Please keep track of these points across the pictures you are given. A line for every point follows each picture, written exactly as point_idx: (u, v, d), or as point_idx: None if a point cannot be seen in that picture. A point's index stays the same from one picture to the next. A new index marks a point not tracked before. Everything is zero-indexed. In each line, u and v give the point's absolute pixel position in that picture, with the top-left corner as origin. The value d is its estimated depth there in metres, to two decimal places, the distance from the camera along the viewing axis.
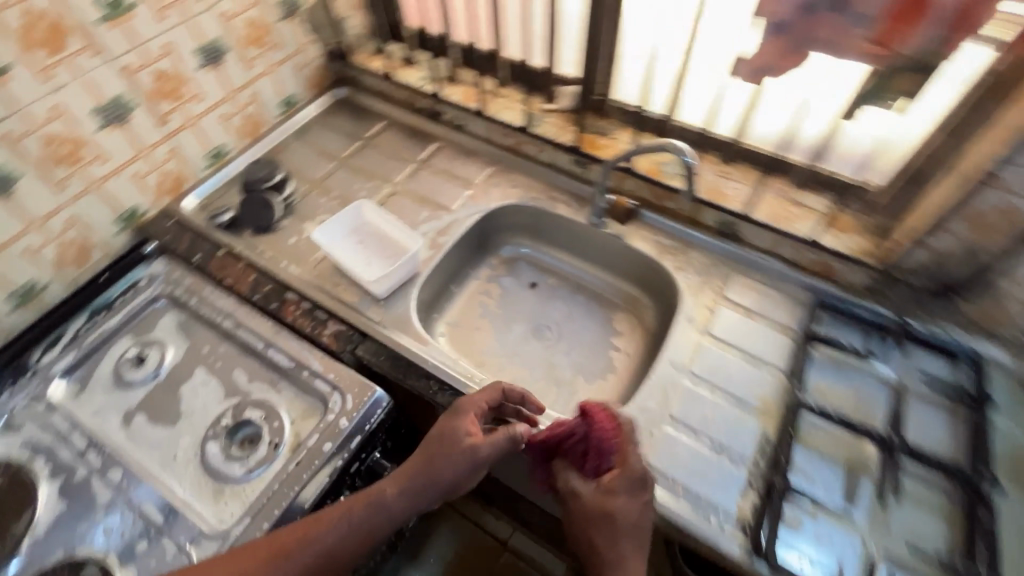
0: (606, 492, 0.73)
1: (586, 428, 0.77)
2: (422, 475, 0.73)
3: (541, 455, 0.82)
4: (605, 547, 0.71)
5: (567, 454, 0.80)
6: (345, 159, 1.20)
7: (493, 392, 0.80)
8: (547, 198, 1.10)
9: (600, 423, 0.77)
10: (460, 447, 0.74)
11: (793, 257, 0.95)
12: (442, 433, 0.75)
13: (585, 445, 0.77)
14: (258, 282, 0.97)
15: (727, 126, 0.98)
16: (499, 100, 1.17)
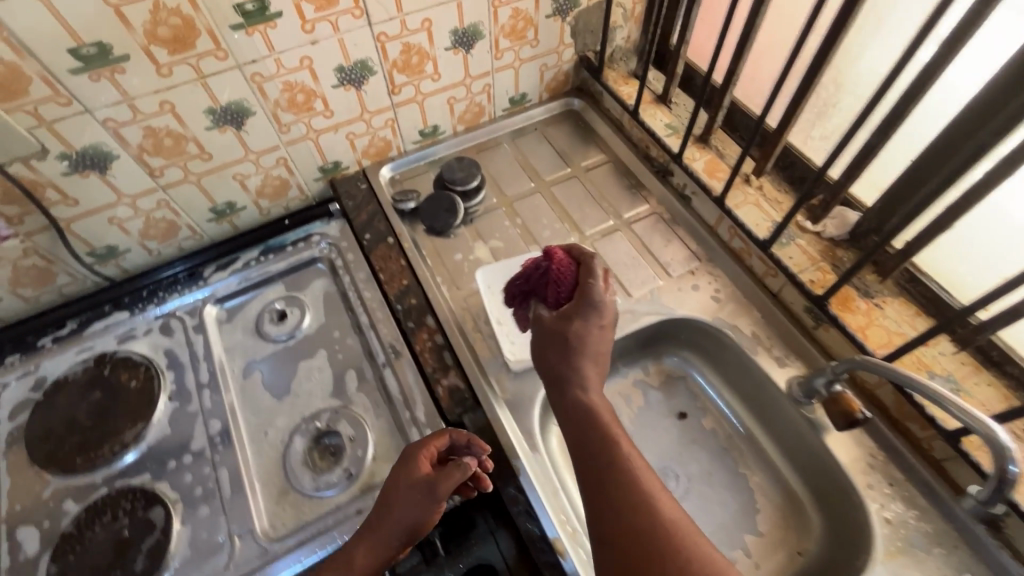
0: (565, 320, 0.68)
1: (546, 264, 0.73)
2: (387, 518, 0.65)
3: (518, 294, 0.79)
4: (574, 391, 0.65)
5: (539, 291, 0.75)
6: (547, 184, 1.07)
7: (437, 436, 0.71)
8: (750, 334, 0.88)
9: (560, 257, 0.73)
10: (416, 487, 0.66)
11: None
12: (393, 485, 0.67)
13: (546, 281, 0.73)
14: (408, 290, 0.92)
15: None
16: (748, 190, 0.94)
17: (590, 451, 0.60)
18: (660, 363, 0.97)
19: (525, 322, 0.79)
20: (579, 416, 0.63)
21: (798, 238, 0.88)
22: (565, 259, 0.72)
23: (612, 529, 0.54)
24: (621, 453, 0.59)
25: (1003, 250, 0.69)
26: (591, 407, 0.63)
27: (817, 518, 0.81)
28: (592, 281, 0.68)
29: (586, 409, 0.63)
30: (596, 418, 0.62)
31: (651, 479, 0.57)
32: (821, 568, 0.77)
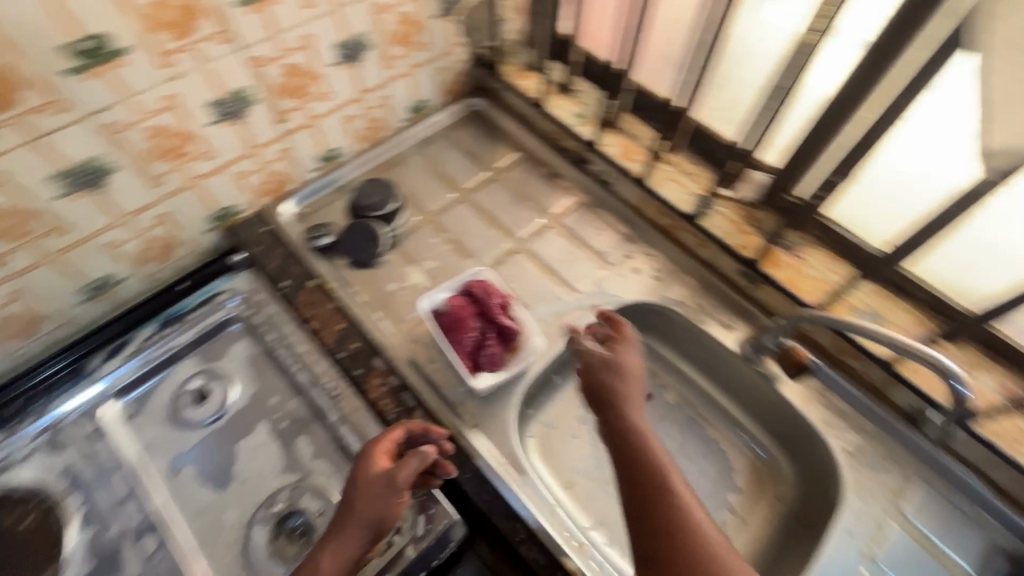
0: (608, 382, 0.70)
1: (478, 295, 0.81)
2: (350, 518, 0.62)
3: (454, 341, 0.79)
4: (611, 416, 0.68)
5: (477, 326, 0.80)
6: (468, 191, 1.03)
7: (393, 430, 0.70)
8: (695, 306, 0.90)
9: (481, 287, 0.82)
10: (375, 481, 0.64)
11: (1004, 484, 0.74)
12: (351, 487, 0.64)
13: (486, 310, 0.80)
14: (346, 334, 0.84)
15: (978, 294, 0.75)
16: (665, 167, 0.97)
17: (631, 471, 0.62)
18: None
19: (468, 362, 0.79)
20: (613, 434, 0.66)
21: (720, 207, 0.92)
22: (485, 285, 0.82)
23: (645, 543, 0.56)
24: (652, 472, 0.61)
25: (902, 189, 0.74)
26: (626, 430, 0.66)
27: (785, 463, 0.87)
28: (620, 354, 0.73)
29: (627, 435, 0.65)
30: (627, 442, 0.64)
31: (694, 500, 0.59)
32: (801, 509, 0.83)
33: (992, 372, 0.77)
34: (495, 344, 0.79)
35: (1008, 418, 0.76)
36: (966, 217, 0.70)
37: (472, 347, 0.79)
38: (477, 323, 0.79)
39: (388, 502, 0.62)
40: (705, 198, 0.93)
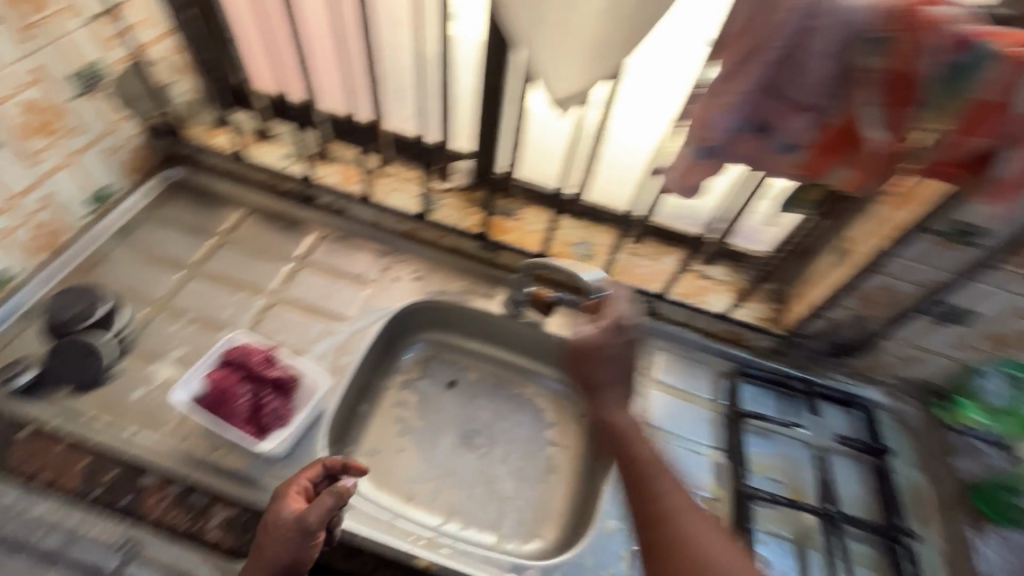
0: (595, 374, 0.79)
1: (240, 358, 0.77)
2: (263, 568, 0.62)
3: (228, 416, 0.74)
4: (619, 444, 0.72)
5: (249, 389, 0.76)
6: (197, 264, 0.95)
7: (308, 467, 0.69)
8: (457, 289, 1.00)
9: (243, 348, 0.79)
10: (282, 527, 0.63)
11: (707, 328, 0.97)
12: (263, 530, 0.64)
13: (251, 369, 0.76)
14: (94, 468, 0.72)
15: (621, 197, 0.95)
16: (387, 179, 1.04)
17: (629, 467, 0.69)
18: (409, 356, 1.02)
19: (249, 427, 0.75)
20: (617, 449, 0.72)
21: (445, 199, 1.03)
22: (246, 345, 0.79)
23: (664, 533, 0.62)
24: (639, 464, 0.69)
25: (549, 137, 0.90)
26: (620, 430, 0.73)
27: (572, 387, 1.02)
28: (580, 340, 0.80)
29: (622, 432, 0.73)
30: (637, 438, 0.72)
31: (653, 465, 0.69)
32: (596, 415, 0.98)
33: (670, 254, 1.00)
34: (274, 398, 0.76)
35: (690, 281, 0.99)
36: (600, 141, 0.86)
37: (249, 413, 0.75)
38: (244, 387, 0.75)
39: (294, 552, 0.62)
40: (430, 195, 1.03)
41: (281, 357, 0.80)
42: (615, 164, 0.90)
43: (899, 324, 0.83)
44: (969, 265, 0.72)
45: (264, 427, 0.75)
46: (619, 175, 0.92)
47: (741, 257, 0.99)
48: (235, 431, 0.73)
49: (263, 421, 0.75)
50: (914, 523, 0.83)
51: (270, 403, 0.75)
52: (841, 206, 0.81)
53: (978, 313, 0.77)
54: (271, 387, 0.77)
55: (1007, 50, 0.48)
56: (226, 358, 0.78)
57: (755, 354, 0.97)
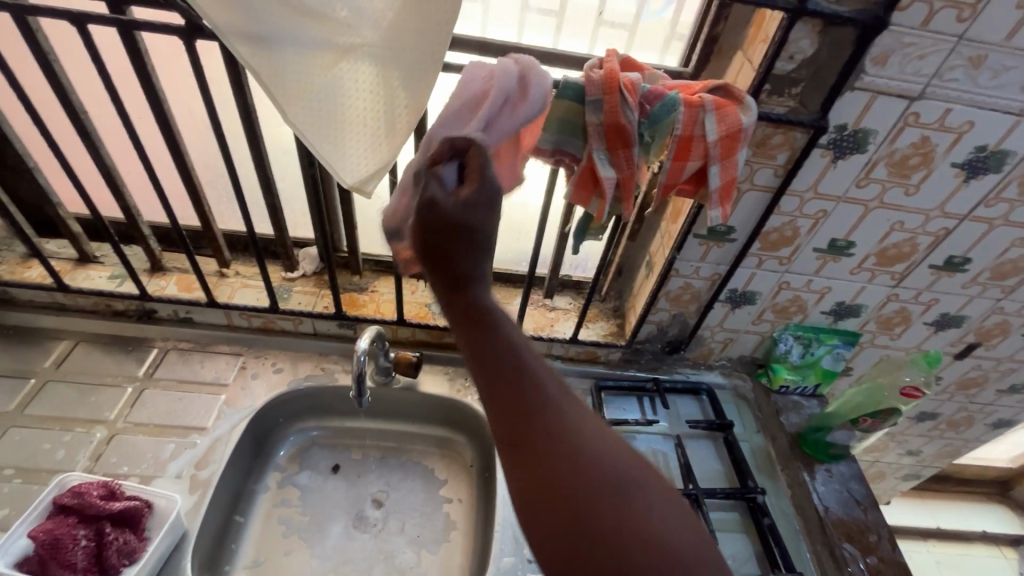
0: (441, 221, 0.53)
1: (72, 499, 0.70)
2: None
3: (62, 567, 0.66)
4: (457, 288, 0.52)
5: (86, 531, 0.69)
6: (15, 412, 0.86)
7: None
8: (322, 371, 1.00)
9: (77, 486, 0.72)
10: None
11: (564, 353, 1.07)
12: None
13: (87, 508, 0.70)
14: None
15: None
16: (230, 280, 1.03)
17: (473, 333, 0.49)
18: (284, 451, 0.99)
19: (90, 575, 0.67)
20: (495, 367, 0.47)
21: (295, 287, 1.04)
22: (81, 483, 0.73)
23: (515, 400, 0.45)
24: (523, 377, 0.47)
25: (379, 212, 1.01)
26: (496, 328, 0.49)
27: (459, 436, 1.04)
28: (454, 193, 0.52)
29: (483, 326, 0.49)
30: (521, 347, 0.49)
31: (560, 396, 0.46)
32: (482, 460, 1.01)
33: (517, 295, 1.10)
34: (119, 534, 0.70)
35: (540, 314, 1.08)
36: None
37: (89, 559, 0.68)
38: (81, 530, 0.68)
39: None
40: (279, 286, 1.04)
41: (125, 487, 0.74)
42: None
43: (706, 314, 0.98)
44: (733, 257, 0.89)
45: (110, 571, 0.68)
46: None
47: (578, 286, 1.11)
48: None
49: (108, 563, 0.68)
50: (763, 479, 0.96)
51: (115, 540, 0.69)
52: (636, 228, 0.96)
53: (756, 292, 0.94)
54: (116, 523, 0.71)
55: (685, 97, 0.65)
56: (58, 503, 0.71)
57: (609, 367, 1.08)
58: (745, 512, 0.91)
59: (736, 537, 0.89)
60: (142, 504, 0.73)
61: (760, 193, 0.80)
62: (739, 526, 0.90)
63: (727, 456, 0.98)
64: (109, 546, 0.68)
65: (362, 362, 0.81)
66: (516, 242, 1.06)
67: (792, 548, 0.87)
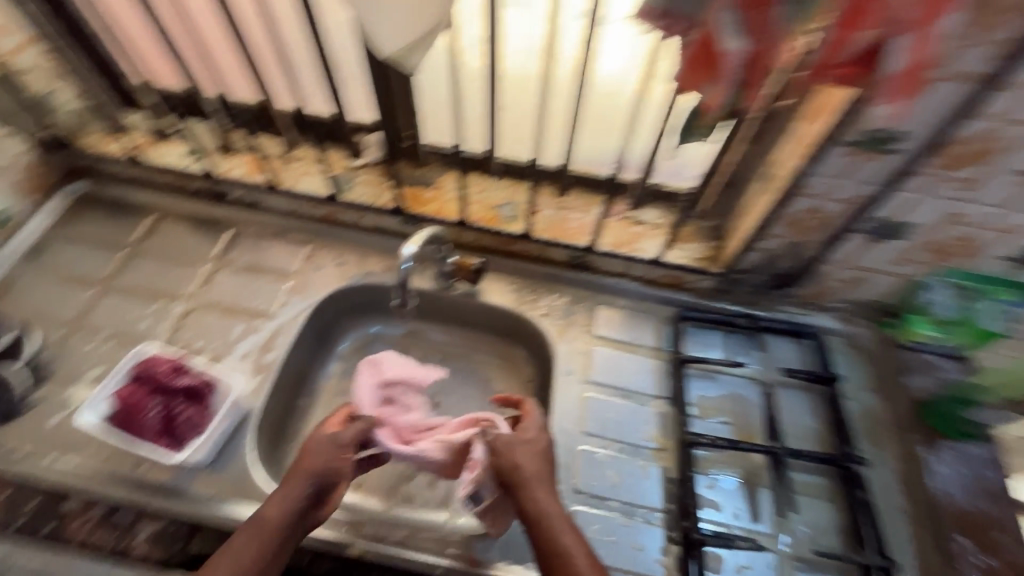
0: (509, 463, 0.67)
1: (147, 372, 0.75)
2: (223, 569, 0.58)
3: (137, 430, 0.72)
4: (519, 486, 0.65)
5: (156, 402, 0.73)
6: (107, 280, 0.92)
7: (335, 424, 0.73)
8: (383, 269, 0.96)
9: (152, 359, 0.76)
10: (281, 529, 0.61)
11: (646, 275, 0.94)
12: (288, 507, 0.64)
13: (159, 382, 0.74)
14: (16, 501, 0.71)
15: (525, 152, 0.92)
16: (295, 165, 0.98)
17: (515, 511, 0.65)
18: (346, 343, 0.99)
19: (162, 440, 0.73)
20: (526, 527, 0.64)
21: (358, 177, 0.98)
22: (156, 356, 0.77)
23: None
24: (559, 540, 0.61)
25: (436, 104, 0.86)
26: (535, 505, 0.63)
27: (521, 350, 0.99)
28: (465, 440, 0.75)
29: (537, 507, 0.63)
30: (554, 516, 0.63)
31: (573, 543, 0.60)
32: (541, 379, 0.95)
33: (598, 203, 0.95)
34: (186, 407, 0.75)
35: (622, 228, 0.94)
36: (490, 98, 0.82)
37: (160, 426, 0.73)
38: (153, 400, 0.73)
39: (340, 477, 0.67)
40: (343, 175, 0.97)
41: (192, 365, 0.78)
42: (513, 109, 0.84)
43: (834, 246, 0.79)
44: (890, 175, 0.67)
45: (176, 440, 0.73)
46: (521, 122, 0.86)
47: (673, 199, 0.94)
48: (146, 445, 0.72)
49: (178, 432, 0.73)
50: (867, 446, 0.82)
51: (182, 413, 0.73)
52: (759, 129, 0.75)
53: (912, 224, 0.72)
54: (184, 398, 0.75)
55: None
56: (136, 372, 0.75)
57: (698, 296, 0.94)
58: (837, 480, 0.79)
59: (819, 504, 0.77)
60: (206, 383, 0.76)
61: (958, 82, 0.56)
62: (826, 494, 0.78)
63: (827, 415, 0.84)
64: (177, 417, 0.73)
65: (406, 269, 0.74)
66: (603, 136, 0.85)
67: (887, 527, 0.76)
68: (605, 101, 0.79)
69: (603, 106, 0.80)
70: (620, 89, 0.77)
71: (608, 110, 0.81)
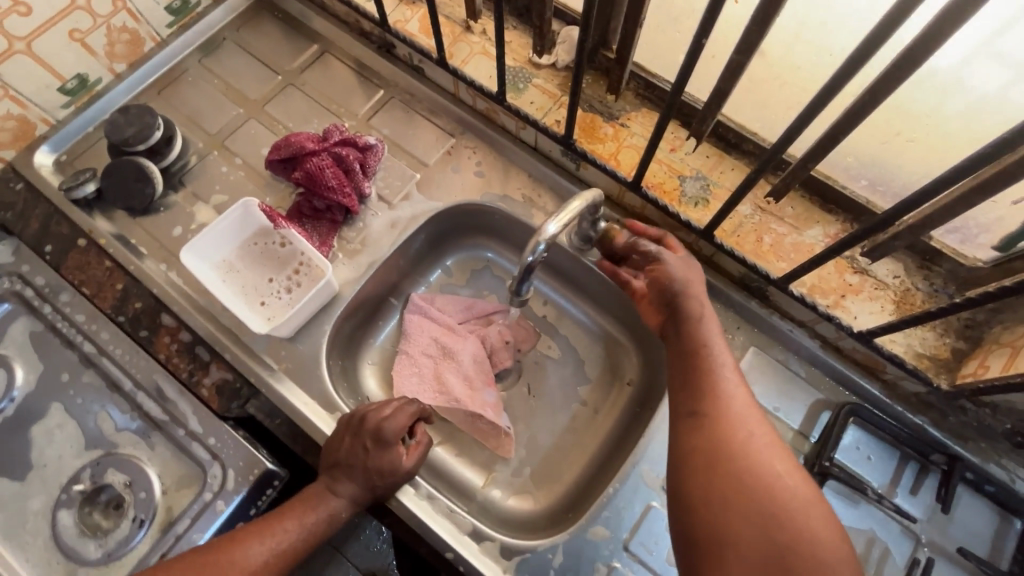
0: (670, 279, 0.64)
1: (303, 144, 0.78)
2: (291, 532, 0.61)
3: (310, 209, 0.79)
4: (707, 371, 0.58)
5: (315, 184, 0.77)
6: (258, 104, 0.88)
7: (310, 139, 0.79)
8: (523, 198, 0.81)
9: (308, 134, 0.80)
10: (357, 497, 0.64)
11: (833, 340, 0.70)
12: (359, 451, 0.64)
13: (309, 156, 0.78)
14: (127, 295, 0.76)
15: (762, 125, 0.69)
16: (472, 39, 0.82)
17: (688, 396, 0.58)
18: (454, 260, 0.90)
19: (332, 221, 0.79)
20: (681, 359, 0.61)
21: (535, 78, 0.79)
22: (306, 136, 0.79)
23: (724, 482, 0.51)
24: (727, 411, 0.56)
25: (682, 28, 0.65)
26: (724, 397, 0.56)
27: (626, 339, 0.85)
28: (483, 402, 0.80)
29: (687, 327, 0.62)
30: (708, 343, 0.60)
31: (725, 365, 0.59)
32: (644, 392, 0.80)
33: (819, 224, 0.70)
34: (334, 179, 0.77)
35: (834, 272, 0.70)
36: (767, 46, 0.60)
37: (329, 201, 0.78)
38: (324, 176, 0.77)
39: (398, 469, 0.65)
40: (521, 69, 0.80)
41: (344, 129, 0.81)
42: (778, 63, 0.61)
43: None
44: None
45: (282, 225, 0.75)
46: (778, 86, 0.63)
47: (932, 259, 0.67)
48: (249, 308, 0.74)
49: (335, 205, 0.78)
50: None
51: (341, 183, 0.78)
52: None
53: None
54: (320, 169, 0.77)
55: None
56: (291, 149, 0.78)
57: (888, 393, 0.69)
58: None
59: None
60: (356, 152, 0.79)
61: None
62: None
63: None
64: (342, 193, 0.78)
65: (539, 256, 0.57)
66: (886, 139, 0.60)
67: None
68: (927, 95, 0.54)
69: (914, 103, 0.56)
70: (964, 85, 0.52)
71: (917, 108, 0.56)
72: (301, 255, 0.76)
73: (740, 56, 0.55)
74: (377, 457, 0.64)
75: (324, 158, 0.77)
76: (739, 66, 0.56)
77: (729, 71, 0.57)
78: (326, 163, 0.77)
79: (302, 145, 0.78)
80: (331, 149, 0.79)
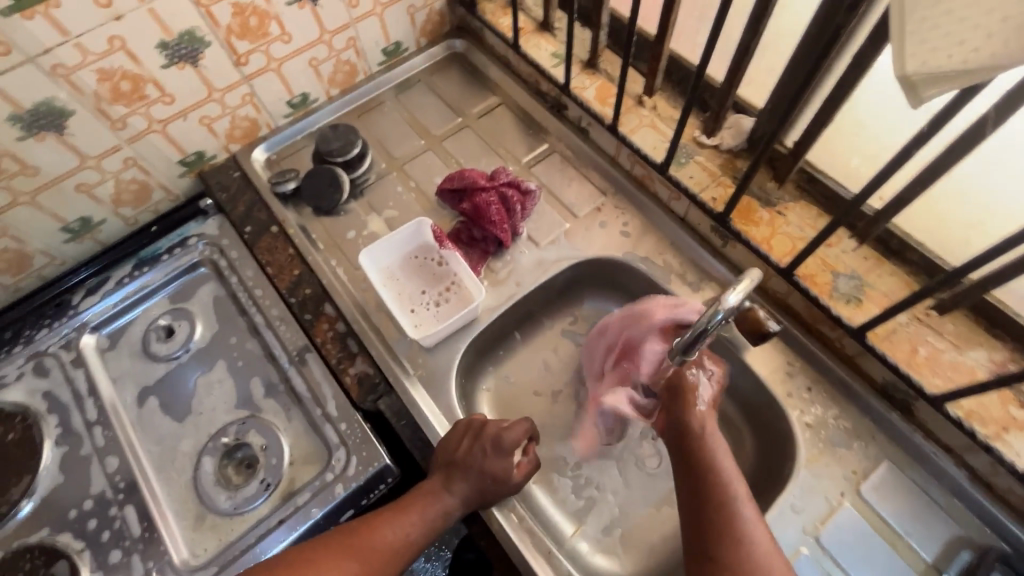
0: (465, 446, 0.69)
1: (474, 179, 0.87)
2: (415, 523, 0.65)
3: (469, 237, 0.87)
4: (726, 523, 0.58)
5: (480, 217, 0.85)
6: (437, 139, 0.99)
7: (479, 176, 0.88)
8: (663, 263, 0.85)
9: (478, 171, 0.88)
10: (468, 498, 0.67)
11: (987, 476, 0.65)
12: (470, 456, 0.67)
13: (478, 190, 0.86)
14: (299, 281, 0.86)
15: (933, 238, 0.68)
16: (642, 112, 0.89)
17: (715, 540, 0.58)
18: (579, 308, 0.93)
19: (485, 250, 0.87)
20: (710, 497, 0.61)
21: (697, 155, 0.84)
22: (478, 172, 0.88)
23: None
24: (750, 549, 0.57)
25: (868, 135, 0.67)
26: (744, 537, 0.57)
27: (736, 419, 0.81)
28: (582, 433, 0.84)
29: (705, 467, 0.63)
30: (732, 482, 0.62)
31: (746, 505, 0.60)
32: (754, 482, 0.77)
33: (984, 347, 0.67)
34: (497, 215, 0.85)
35: (996, 402, 0.66)
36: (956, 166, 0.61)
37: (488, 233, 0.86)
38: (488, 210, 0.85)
39: (510, 476, 0.68)
40: (685, 146, 0.85)
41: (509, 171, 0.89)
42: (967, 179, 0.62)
43: None
44: None
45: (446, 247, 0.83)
46: (963, 201, 0.64)
47: None
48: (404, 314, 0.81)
49: (492, 238, 0.86)
50: None
51: (502, 219, 0.85)
52: None
53: None
54: (487, 204, 0.85)
55: None
56: (463, 182, 0.87)
57: None
58: None
59: None
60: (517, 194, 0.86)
61: None
62: None
63: None
64: (502, 228, 0.85)
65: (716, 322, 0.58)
66: None
67: None
68: None
69: None
70: None
71: None
72: (453, 276, 0.84)
73: (927, 171, 0.57)
74: (490, 462, 0.67)
75: (491, 195, 0.86)
76: (926, 178, 0.58)
77: (914, 181, 0.59)
78: (494, 199, 0.86)
79: (472, 180, 0.87)
80: (497, 187, 0.87)
